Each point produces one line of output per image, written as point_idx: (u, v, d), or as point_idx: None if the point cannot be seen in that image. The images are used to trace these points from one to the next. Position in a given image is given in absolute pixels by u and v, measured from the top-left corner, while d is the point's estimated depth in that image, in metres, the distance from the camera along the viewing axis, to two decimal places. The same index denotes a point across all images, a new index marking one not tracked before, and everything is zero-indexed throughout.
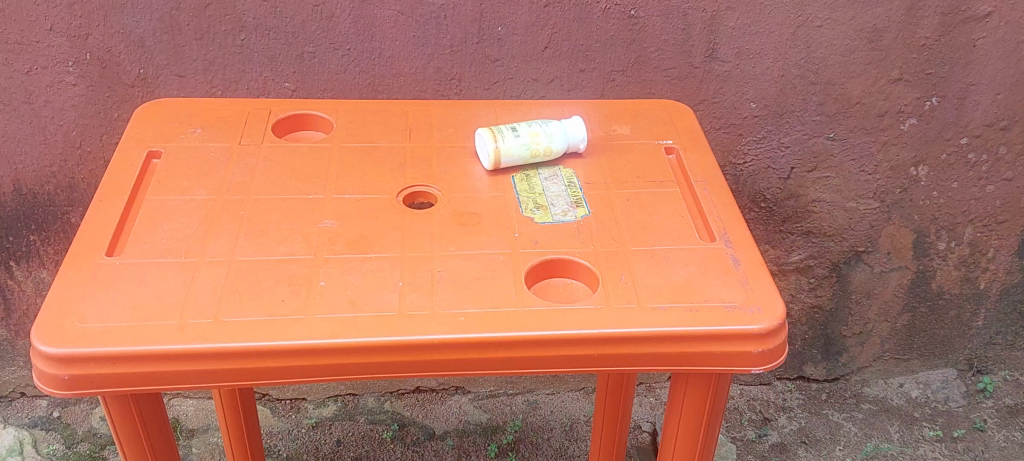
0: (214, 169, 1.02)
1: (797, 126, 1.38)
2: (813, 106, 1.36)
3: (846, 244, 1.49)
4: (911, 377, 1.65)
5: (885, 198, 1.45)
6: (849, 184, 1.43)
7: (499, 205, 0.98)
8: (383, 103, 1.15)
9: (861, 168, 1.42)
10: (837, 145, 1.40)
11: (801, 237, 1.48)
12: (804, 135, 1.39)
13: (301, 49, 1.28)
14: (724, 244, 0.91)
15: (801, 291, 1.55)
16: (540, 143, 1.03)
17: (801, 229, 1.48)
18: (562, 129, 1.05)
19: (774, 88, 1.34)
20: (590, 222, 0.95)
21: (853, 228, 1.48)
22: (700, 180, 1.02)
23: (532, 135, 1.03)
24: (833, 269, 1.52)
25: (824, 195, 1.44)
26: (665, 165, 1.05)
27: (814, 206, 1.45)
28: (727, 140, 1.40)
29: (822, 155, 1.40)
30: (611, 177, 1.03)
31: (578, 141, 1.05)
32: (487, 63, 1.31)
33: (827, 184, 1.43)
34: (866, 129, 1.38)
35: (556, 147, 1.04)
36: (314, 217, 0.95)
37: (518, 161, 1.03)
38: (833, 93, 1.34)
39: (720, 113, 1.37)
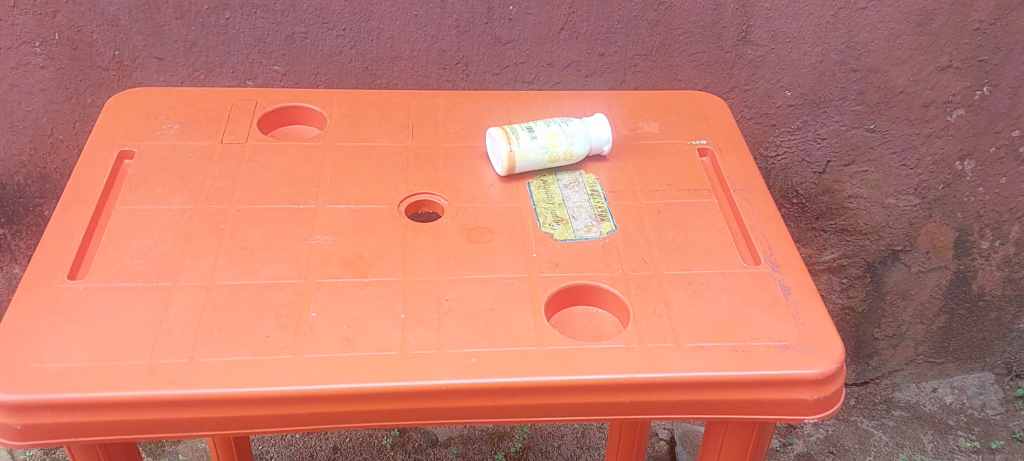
0: (192, 172, 0.90)
1: (835, 116, 1.26)
2: (853, 94, 1.24)
3: (882, 243, 1.39)
4: (946, 382, 1.56)
5: (926, 195, 1.33)
6: (889, 180, 1.32)
7: (513, 219, 0.87)
8: (382, 94, 1.03)
9: (902, 163, 1.30)
10: (878, 137, 1.28)
11: (834, 235, 1.38)
12: (842, 126, 1.27)
13: (291, 29, 1.15)
14: (770, 267, 0.81)
15: (832, 292, 1.45)
16: (558, 146, 0.91)
17: (835, 227, 1.37)
18: (585, 128, 0.93)
19: (812, 75, 1.22)
20: (617, 240, 0.84)
21: (890, 226, 1.37)
22: (740, 189, 0.91)
23: (550, 136, 0.91)
24: (867, 269, 1.42)
25: (861, 191, 1.33)
26: (700, 170, 0.94)
27: (850, 202, 1.34)
28: (759, 130, 1.28)
29: (861, 149, 1.29)
30: (639, 184, 0.91)
31: (602, 143, 0.93)
32: (496, 45, 1.18)
33: (865, 179, 1.32)
34: (909, 121, 1.26)
35: (578, 150, 0.92)
36: (304, 232, 0.84)
37: (534, 165, 0.91)
38: (875, 81, 1.22)
39: (752, 102, 1.25)
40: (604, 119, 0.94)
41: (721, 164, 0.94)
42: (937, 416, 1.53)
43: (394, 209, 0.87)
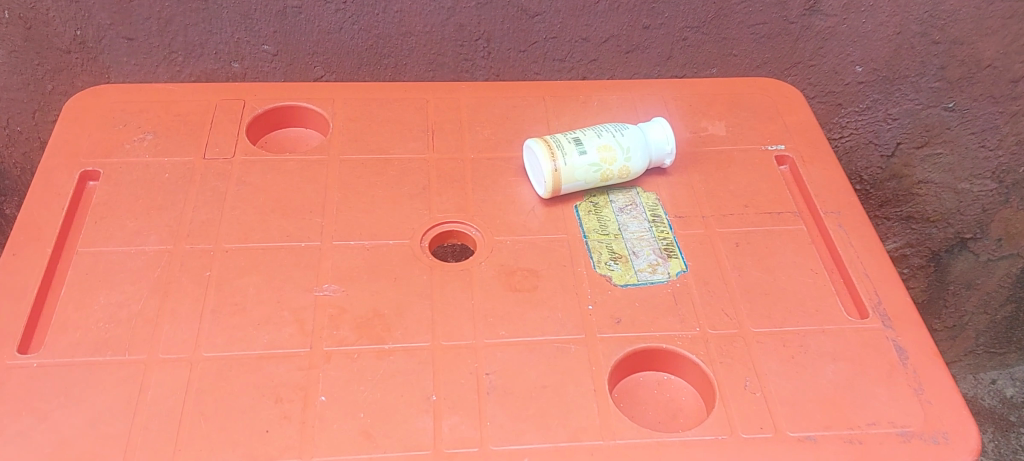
0: (170, 199, 0.75)
1: (909, 94, 1.10)
2: (932, 69, 1.06)
3: (951, 231, 1.23)
4: (1006, 373, 1.44)
5: (1004, 179, 1.14)
6: (964, 163, 1.13)
7: (562, 256, 0.71)
8: (395, 88, 0.86)
9: (981, 144, 1.11)
10: (956, 116, 1.09)
11: (898, 224, 1.23)
12: (917, 105, 1.10)
13: (283, 3, 0.98)
14: (881, 322, 0.67)
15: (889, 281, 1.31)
16: (613, 161, 0.75)
17: (900, 214, 1.22)
18: (642, 136, 0.77)
19: (887, 48, 1.06)
20: (690, 284, 0.69)
21: (962, 212, 1.20)
22: (831, 211, 0.75)
23: (602, 149, 0.75)
24: (931, 258, 1.27)
25: (932, 176, 1.17)
26: (781, 186, 0.78)
27: (919, 189, 1.19)
28: (822, 111, 1.14)
29: (936, 129, 1.11)
30: (708, 206, 0.76)
31: (663, 154, 0.78)
32: (523, 18, 1.01)
33: (938, 162, 1.15)
34: (993, 98, 1.06)
35: (635, 165, 0.76)
36: (308, 280, 0.68)
37: (583, 185, 0.76)
38: (958, 54, 1.04)
39: (817, 79, 1.10)
40: (664, 125, 0.78)
41: (805, 176, 0.79)
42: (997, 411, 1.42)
43: (415, 246, 0.72)
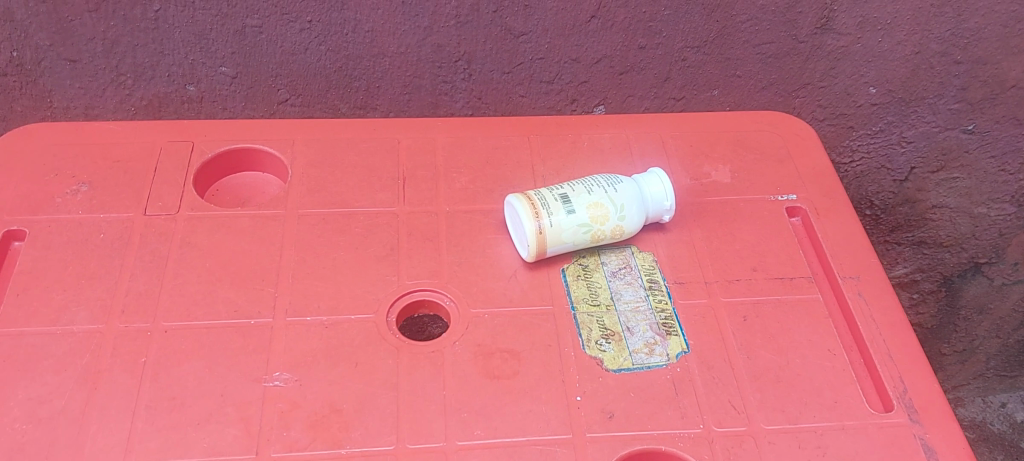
0: (104, 266, 0.66)
1: (926, 116, 1.01)
2: (952, 90, 0.98)
3: (965, 256, 1.15)
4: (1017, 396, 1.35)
5: None
6: (982, 186, 1.06)
7: (546, 333, 0.63)
8: (362, 126, 0.77)
9: (1001, 167, 1.03)
10: (976, 139, 1.01)
11: (909, 250, 1.15)
12: (934, 128, 1.02)
13: (241, 22, 0.87)
14: (907, 417, 0.59)
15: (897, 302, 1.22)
16: (604, 220, 0.66)
17: (911, 240, 1.13)
18: (637, 190, 0.68)
19: (904, 68, 0.97)
20: (692, 369, 0.61)
21: (977, 237, 1.12)
22: (849, 275, 0.67)
23: (593, 207, 0.66)
24: (943, 284, 1.19)
25: (947, 200, 1.08)
26: (793, 244, 0.70)
27: (933, 214, 1.10)
28: (831, 133, 1.04)
29: (954, 152, 1.03)
30: (712, 269, 0.67)
31: (661, 210, 0.69)
32: (507, 38, 0.91)
33: (953, 186, 1.07)
34: (1018, 119, 0.99)
35: (629, 223, 0.67)
36: (257, 369, 0.60)
37: (570, 247, 0.67)
38: (982, 74, 0.95)
39: (827, 100, 1.01)
40: (662, 177, 0.69)
41: (819, 232, 0.70)
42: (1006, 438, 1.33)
43: (381, 321, 0.63)
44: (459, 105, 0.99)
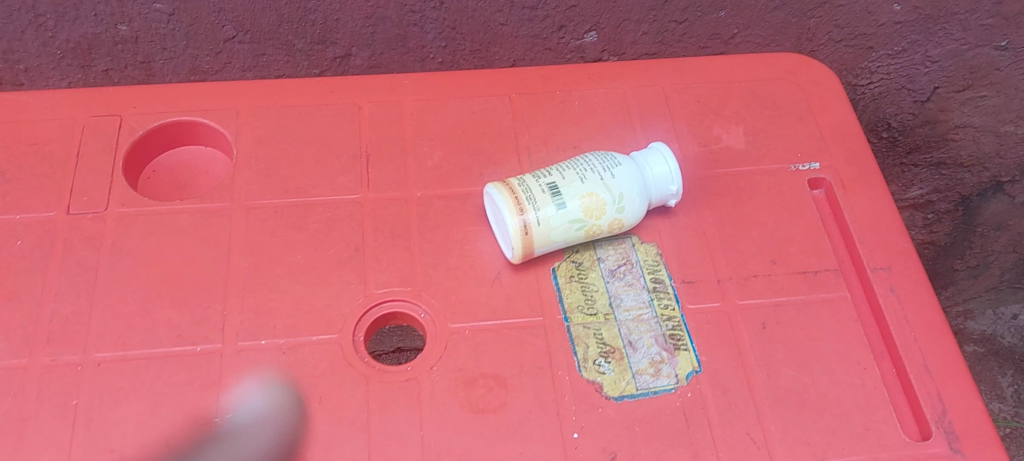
0: (24, 283, 0.57)
1: (954, 33, 0.89)
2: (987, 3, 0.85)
3: (986, 176, 1.03)
4: None
5: None
6: (1012, 104, 0.94)
7: (537, 352, 0.55)
8: (317, 90, 0.67)
9: None
10: (1009, 56, 0.89)
11: (926, 171, 1.05)
12: (962, 46, 0.90)
13: None
14: (950, 446, 0.52)
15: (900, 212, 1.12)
16: (600, 213, 0.57)
17: (929, 161, 1.03)
18: (638, 172, 0.58)
19: None
20: (704, 393, 0.54)
21: (1000, 156, 1.00)
22: (880, 266, 0.59)
23: (587, 198, 0.56)
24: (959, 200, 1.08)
25: (970, 119, 0.97)
26: (816, 227, 0.61)
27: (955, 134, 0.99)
28: (849, 55, 0.93)
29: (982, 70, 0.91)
30: (724, 263, 0.59)
31: (667, 194, 0.59)
32: None
33: (981, 105, 0.95)
34: None
35: (630, 213, 0.58)
36: (205, 410, 0.52)
37: (561, 244, 0.57)
38: None
39: (846, 20, 0.88)
40: (667, 156, 0.59)
41: (846, 211, 0.61)
42: (1018, 351, 1.25)
43: (345, 344, 0.55)
44: (430, 36, 0.85)
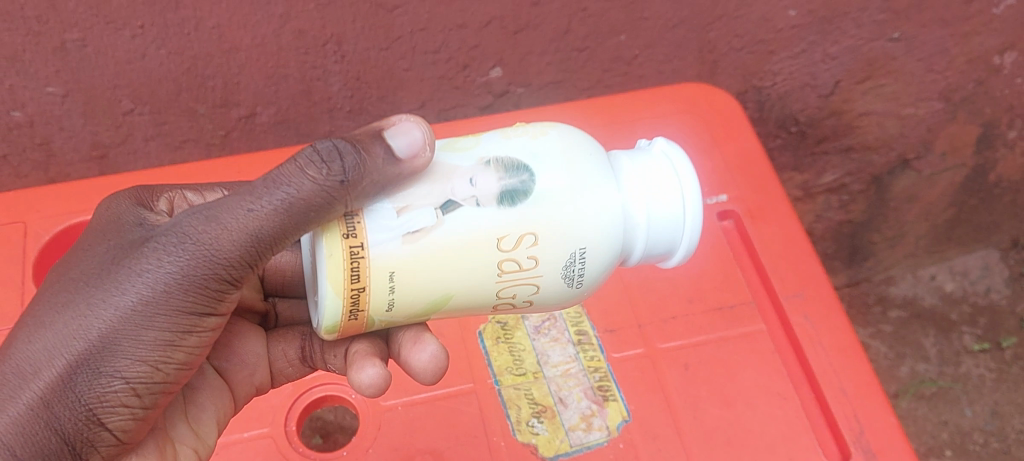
0: None
1: (850, 31, 0.85)
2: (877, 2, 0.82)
3: (893, 155, 0.99)
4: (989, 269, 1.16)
5: (952, 98, 0.92)
6: (909, 88, 0.91)
7: (470, 420, 0.56)
8: (224, 169, 0.66)
9: (929, 68, 0.89)
10: (902, 46, 0.86)
11: (836, 155, 0.99)
12: (856, 41, 0.86)
13: (59, 37, 0.66)
14: None
15: (829, 209, 1.06)
16: (535, 132, 0.42)
17: (814, 135, 0.96)
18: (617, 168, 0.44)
19: None
20: (636, 441, 0.56)
21: (905, 136, 0.96)
22: (792, 294, 0.61)
23: (452, 144, 0.42)
24: (874, 180, 1.02)
25: (875, 107, 0.93)
26: (727, 259, 0.63)
27: (862, 122, 0.94)
28: (750, 61, 0.88)
29: (880, 63, 0.88)
30: (643, 309, 0.61)
31: (668, 180, 0.43)
32: (380, 13, 0.72)
33: (879, 93, 0.91)
34: (944, 21, 0.84)
35: (568, 149, 0.41)
36: None
37: (445, 191, 0.39)
38: None
39: (744, 29, 0.84)
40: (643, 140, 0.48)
41: (754, 240, 0.64)
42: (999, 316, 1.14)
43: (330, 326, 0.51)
44: (335, 88, 0.78)
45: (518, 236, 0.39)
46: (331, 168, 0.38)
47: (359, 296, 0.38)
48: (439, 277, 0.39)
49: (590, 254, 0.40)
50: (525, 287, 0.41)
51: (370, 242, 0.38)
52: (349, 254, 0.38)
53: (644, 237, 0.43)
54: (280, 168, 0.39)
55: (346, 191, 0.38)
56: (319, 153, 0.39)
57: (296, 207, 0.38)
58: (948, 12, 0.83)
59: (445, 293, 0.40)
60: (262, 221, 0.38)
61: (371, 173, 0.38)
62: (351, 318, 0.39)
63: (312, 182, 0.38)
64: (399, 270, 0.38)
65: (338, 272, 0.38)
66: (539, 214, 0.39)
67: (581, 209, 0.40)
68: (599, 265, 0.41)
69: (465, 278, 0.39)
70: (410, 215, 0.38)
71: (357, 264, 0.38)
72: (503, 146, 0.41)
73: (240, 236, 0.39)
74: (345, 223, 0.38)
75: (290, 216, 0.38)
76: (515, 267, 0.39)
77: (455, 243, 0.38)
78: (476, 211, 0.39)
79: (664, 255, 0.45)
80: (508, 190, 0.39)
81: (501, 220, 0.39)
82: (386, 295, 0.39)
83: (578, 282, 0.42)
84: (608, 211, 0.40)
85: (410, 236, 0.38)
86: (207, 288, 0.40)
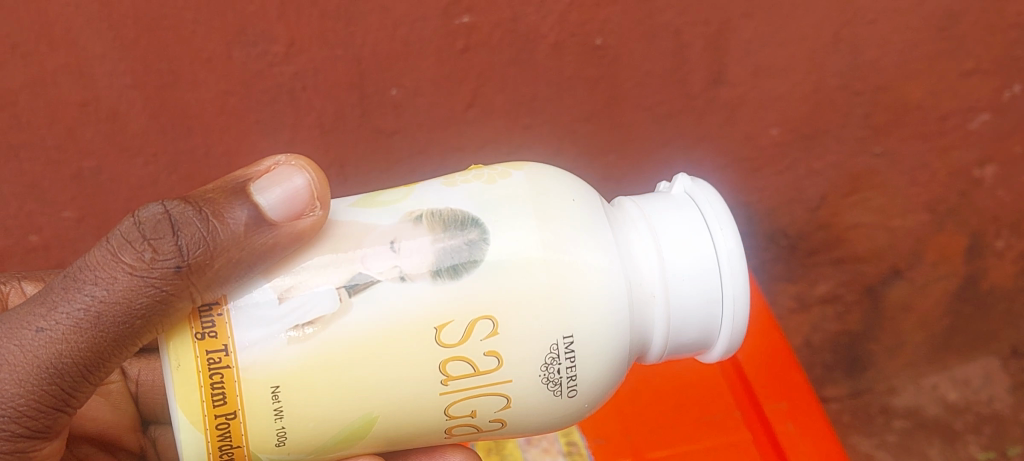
0: None
1: (831, 147, 0.88)
2: (856, 120, 0.87)
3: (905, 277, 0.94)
4: None
5: (938, 212, 0.91)
6: (896, 203, 0.91)
7: None
8: None
9: (912, 182, 0.90)
10: (885, 162, 0.89)
11: (829, 266, 0.95)
12: (839, 157, 0.89)
13: (75, 165, 0.81)
14: None
15: (824, 325, 0.98)
16: (511, 177, 0.44)
17: (805, 247, 0.95)
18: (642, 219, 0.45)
19: (805, 106, 0.86)
20: None
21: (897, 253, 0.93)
22: (776, 402, 0.64)
23: (370, 197, 0.44)
24: (864, 293, 0.95)
25: (864, 218, 0.92)
26: (712, 374, 0.68)
27: (851, 235, 0.92)
28: (734, 177, 0.91)
29: (864, 177, 0.89)
30: (635, 423, 0.67)
31: (691, 230, 0.44)
32: (379, 138, 0.84)
33: (867, 206, 0.91)
34: (920, 136, 0.87)
35: (546, 202, 0.42)
36: None
37: (355, 266, 0.40)
38: (885, 101, 0.86)
39: (729, 147, 0.89)
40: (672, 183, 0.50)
41: (736, 351, 0.66)
42: None
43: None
44: None
45: (455, 322, 0.40)
46: (160, 254, 0.39)
47: (229, 424, 0.40)
48: (355, 378, 0.40)
49: (577, 344, 0.41)
50: (486, 395, 0.42)
51: (236, 344, 0.39)
52: (206, 364, 0.39)
53: (668, 314, 0.44)
54: (89, 263, 0.40)
55: (183, 280, 0.39)
56: (142, 235, 0.40)
57: (120, 307, 0.40)
58: (925, 127, 0.87)
59: (363, 410, 0.41)
60: (59, 341, 0.39)
61: (221, 250, 0.40)
62: (223, 457, 0.41)
63: (136, 278, 0.39)
64: (281, 386, 0.39)
65: (193, 394, 0.39)
66: (489, 286, 0.40)
67: (565, 279, 0.40)
68: (598, 352, 0.42)
69: (387, 381, 0.40)
70: (307, 301, 0.40)
71: (217, 376, 0.39)
72: (435, 199, 0.43)
73: (49, 365, 0.39)
74: (200, 327, 0.40)
75: (109, 320, 0.40)
76: (462, 363, 0.40)
77: (380, 330, 0.39)
78: (397, 285, 0.40)
79: (705, 339, 0.46)
80: (442, 261, 0.40)
81: (429, 299, 0.40)
82: (271, 421, 0.40)
83: (568, 389, 0.42)
84: (600, 275, 0.41)
85: (301, 331, 0.39)
86: (40, 411, 0.41)
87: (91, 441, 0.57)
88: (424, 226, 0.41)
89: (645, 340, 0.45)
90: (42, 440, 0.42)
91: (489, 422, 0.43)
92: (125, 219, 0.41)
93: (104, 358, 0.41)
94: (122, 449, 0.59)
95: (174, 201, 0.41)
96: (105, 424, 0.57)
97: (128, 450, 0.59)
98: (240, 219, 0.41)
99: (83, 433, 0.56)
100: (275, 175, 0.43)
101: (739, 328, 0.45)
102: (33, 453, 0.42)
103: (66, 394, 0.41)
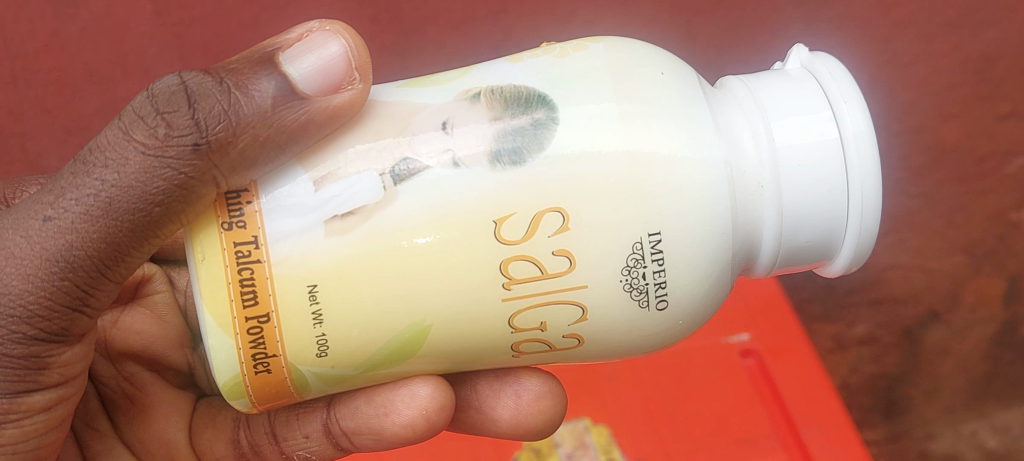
0: None
1: None
2: (893, 159, 0.88)
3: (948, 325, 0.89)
4: None
5: (976, 254, 0.88)
6: (932, 243, 0.88)
7: None
8: None
9: (950, 225, 0.88)
10: (922, 204, 0.88)
11: (865, 308, 0.90)
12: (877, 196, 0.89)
13: None
14: None
15: (862, 367, 0.90)
16: (588, 49, 0.42)
17: (843, 285, 0.90)
18: (737, 101, 0.43)
19: None
20: None
21: (932, 292, 0.89)
22: (812, 428, 0.75)
23: (417, 81, 0.43)
24: (903, 335, 0.89)
25: (899, 260, 0.89)
26: (750, 398, 0.78)
27: (887, 276, 0.89)
28: None
29: (902, 217, 0.89)
30: (670, 438, 0.75)
31: (807, 98, 0.42)
32: None
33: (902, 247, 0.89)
34: (956, 177, 0.88)
35: (630, 78, 0.40)
36: None
37: (402, 153, 0.38)
38: (922, 143, 0.88)
39: None
40: (786, 60, 0.47)
41: (773, 376, 0.78)
42: None
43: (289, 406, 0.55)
44: None
45: (520, 215, 0.38)
46: (175, 129, 0.37)
47: (263, 329, 0.39)
48: (398, 279, 0.38)
49: (664, 243, 0.39)
50: (559, 302, 0.40)
51: (269, 235, 0.38)
52: (234, 259, 0.38)
53: (778, 203, 0.41)
54: (99, 144, 0.37)
55: (204, 160, 0.37)
56: (155, 109, 0.37)
57: (133, 194, 0.37)
58: (962, 169, 0.88)
59: (416, 315, 0.39)
60: (67, 234, 0.36)
61: (246, 125, 0.37)
62: (258, 369, 0.40)
63: (150, 158, 0.37)
64: (321, 284, 0.38)
65: (220, 293, 0.38)
66: (556, 175, 0.38)
67: (650, 176, 0.38)
68: (686, 254, 0.39)
69: (455, 275, 0.38)
70: (347, 190, 0.38)
71: (246, 273, 0.38)
72: (500, 76, 0.41)
73: (59, 258, 0.36)
74: (227, 217, 0.38)
75: (122, 208, 0.37)
76: (529, 263, 0.38)
77: (435, 221, 0.38)
78: (452, 169, 0.38)
79: (826, 240, 0.43)
80: (505, 144, 0.38)
81: (486, 183, 0.38)
82: (311, 328, 0.39)
83: (656, 299, 0.40)
84: (698, 167, 0.38)
85: (343, 222, 0.38)
86: (45, 321, 0.37)
87: (134, 359, 0.54)
88: (482, 105, 0.40)
89: (754, 245, 0.43)
90: (59, 344, 0.39)
91: (563, 337, 0.42)
92: (138, 96, 0.38)
93: (117, 254, 0.38)
94: (170, 369, 0.56)
95: (192, 74, 0.38)
96: (150, 339, 0.53)
97: (175, 371, 0.56)
98: (267, 91, 0.38)
99: (121, 348, 0.53)
100: (308, 41, 0.39)
101: (864, 235, 0.43)
102: (50, 360, 0.39)
103: (82, 292, 0.38)
